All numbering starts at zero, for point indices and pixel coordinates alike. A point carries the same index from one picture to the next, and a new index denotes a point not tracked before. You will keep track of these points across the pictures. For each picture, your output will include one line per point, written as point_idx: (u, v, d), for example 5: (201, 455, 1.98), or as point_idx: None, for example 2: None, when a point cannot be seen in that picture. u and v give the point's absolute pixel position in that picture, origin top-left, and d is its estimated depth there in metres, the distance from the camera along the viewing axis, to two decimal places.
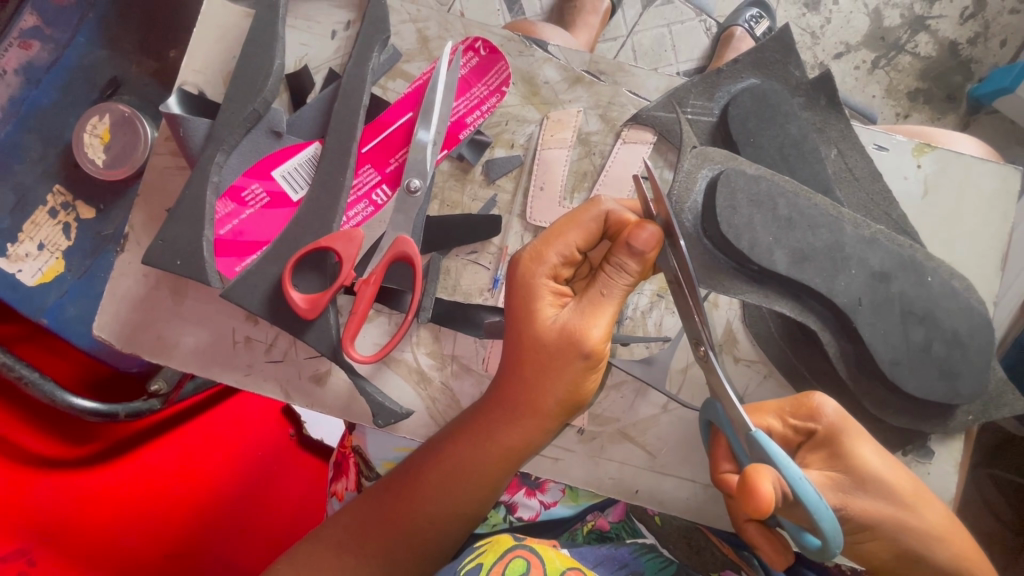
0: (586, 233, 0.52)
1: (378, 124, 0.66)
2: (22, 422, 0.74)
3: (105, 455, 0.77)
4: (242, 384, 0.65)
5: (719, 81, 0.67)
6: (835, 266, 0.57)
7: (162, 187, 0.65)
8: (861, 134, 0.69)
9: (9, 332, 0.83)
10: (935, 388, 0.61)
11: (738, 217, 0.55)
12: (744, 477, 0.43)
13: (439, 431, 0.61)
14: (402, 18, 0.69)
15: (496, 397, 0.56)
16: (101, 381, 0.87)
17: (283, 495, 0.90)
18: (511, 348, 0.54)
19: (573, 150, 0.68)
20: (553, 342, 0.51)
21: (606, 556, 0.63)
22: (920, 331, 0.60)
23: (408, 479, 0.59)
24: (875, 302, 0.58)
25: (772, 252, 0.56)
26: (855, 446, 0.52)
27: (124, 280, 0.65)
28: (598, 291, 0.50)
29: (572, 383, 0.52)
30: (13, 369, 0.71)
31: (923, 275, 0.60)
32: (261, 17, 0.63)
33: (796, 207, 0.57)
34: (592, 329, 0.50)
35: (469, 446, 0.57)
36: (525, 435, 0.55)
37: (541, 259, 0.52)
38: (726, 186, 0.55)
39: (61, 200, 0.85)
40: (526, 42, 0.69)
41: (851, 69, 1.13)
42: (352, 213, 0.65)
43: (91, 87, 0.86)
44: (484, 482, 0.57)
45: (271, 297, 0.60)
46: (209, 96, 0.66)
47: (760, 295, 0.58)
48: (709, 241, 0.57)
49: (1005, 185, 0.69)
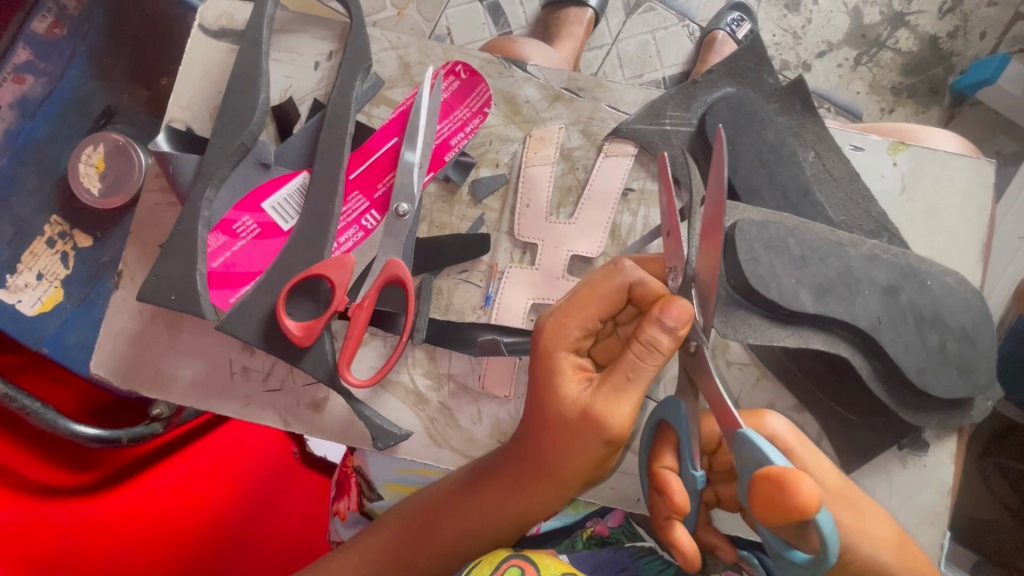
0: (608, 306, 0.51)
1: (364, 151, 0.67)
2: (23, 451, 0.75)
3: (108, 481, 0.78)
4: (241, 415, 0.66)
5: (696, 92, 0.69)
6: (850, 292, 0.58)
7: (154, 223, 0.67)
8: (838, 135, 0.70)
9: (10, 363, 0.83)
10: (936, 382, 0.61)
11: (760, 267, 0.55)
12: (783, 478, 0.42)
13: (472, 466, 0.60)
14: (383, 45, 0.71)
15: (521, 452, 0.56)
16: (102, 409, 0.87)
17: (289, 515, 0.90)
18: (534, 412, 0.54)
19: (557, 166, 0.69)
20: (576, 420, 0.50)
21: (605, 561, 0.65)
22: (936, 337, 0.61)
23: (424, 520, 0.60)
24: (890, 316, 0.59)
25: (797, 292, 0.57)
26: (812, 458, 0.55)
27: (120, 317, 0.66)
28: (623, 374, 0.49)
29: (594, 462, 0.52)
30: (14, 400, 0.71)
31: (925, 279, 0.61)
32: (244, 51, 0.65)
33: (806, 244, 0.57)
34: (614, 413, 0.49)
35: (495, 494, 0.57)
36: (545, 499, 0.55)
37: (562, 329, 0.52)
38: (743, 241, 0.55)
39: (58, 229, 0.86)
40: (505, 63, 0.71)
41: (833, 67, 1.14)
42: (342, 239, 0.66)
43: (85, 116, 0.88)
44: (505, 535, 0.57)
45: (267, 327, 0.61)
46: (197, 132, 0.68)
47: (797, 336, 0.58)
48: (736, 293, 0.58)
49: (982, 178, 0.70)
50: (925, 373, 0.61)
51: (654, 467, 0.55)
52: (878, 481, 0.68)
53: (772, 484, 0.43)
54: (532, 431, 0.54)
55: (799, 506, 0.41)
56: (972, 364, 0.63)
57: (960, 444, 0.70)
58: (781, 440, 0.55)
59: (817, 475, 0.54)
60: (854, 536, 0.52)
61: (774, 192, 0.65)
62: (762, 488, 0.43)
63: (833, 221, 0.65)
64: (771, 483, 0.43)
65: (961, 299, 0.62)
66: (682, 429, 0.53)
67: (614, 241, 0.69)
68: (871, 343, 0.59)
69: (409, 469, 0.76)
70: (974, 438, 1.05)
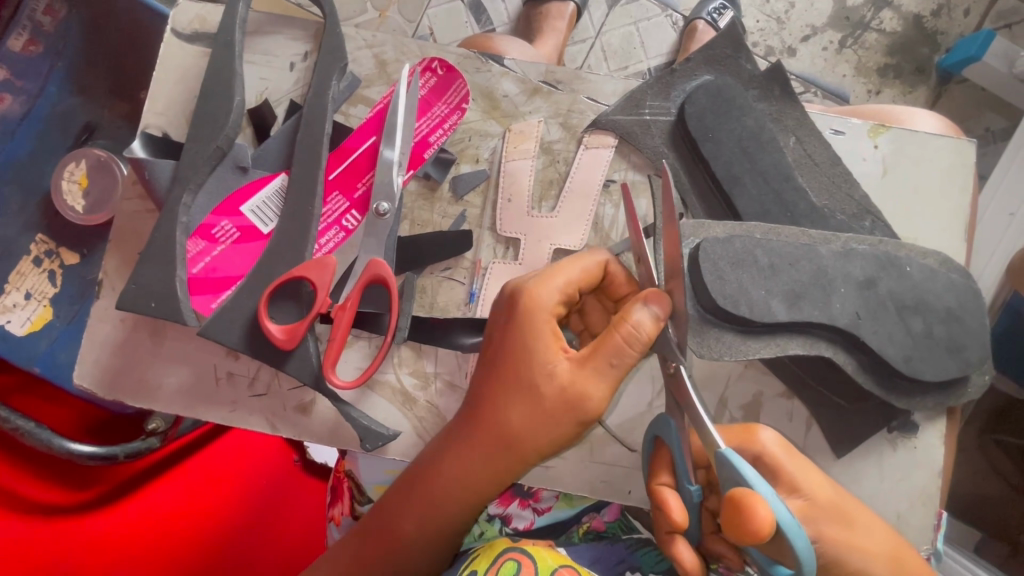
0: (587, 277, 0.55)
1: (342, 151, 0.66)
2: (21, 471, 0.75)
3: (106, 499, 0.78)
4: (228, 420, 0.65)
5: (674, 80, 0.68)
6: (825, 293, 0.59)
7: (133, 231, 0.66)
8: (817, 120, 0.70)
9: (7, 383, 0.84)
10: (925, 366, 0.62)
11: (727, 285, 0.56)
12: (740, 502, 0.43)
13: (433, 442, 0.60)
14: (358, 44, 0.70)
15: (477, 413, 0.56)
16: (100, 425, 0.87)
17: (292, 523, 0.89)
18: (503, 380, 0.54)
19: (537, 159, 0.69)
20: (548, 388, 0.53)
21: (603, 554, 0.65)
22: (919, 321, 0.61)
23: (383, 518, 0.59)
24: (870, 309, 0.60)
25: (769, 302, 0.57)
26: (805, 473, 0.54)
27: (103, 326, 0.65)
28: (607, 353, 0.51)
29: (561, 440, 0.54)
30: (8, 422, 0.72)
31: (904, 266, 0.62)
32: (217, 55, 0.64)
33: (773, 253, 0.58)
34: (591, 392, 0.52)
35: (454, 463, 0.56)
36: (505, 471, 0.56)
37: (547, 297, 0.53)
38: (707, 260, 0.56)
39: (44, 248, 0.85)
40: (482, 58, 0.70)
41: (818, 51, 1.14)
42: (324, 240, 0.65)
43: (66, 133, 0.88)
44: (453, 511, 0.57)
45: (251, 330, 0.61)
46: (173, 137, 0.67)
47: (774, 345, 0.59)
48: (709, 314, 0.58)
49: (962, 158, 0.70)
50: (911, 360, 0.61)
51: (651, 485, 0.55)
52: (869, 464, 0.68)
53: (730, 507, 0.44)
54: (499, 401, 0.54)
55: (755, 530, 0.42)
56: (963, 343, 0.63)
57: (951, 424, 0.70)
58: (771, 457, 0.53)
59: (808, 490, 0.53)
60: (842, 550, 0.52)
61: (755, 178, 0.65)
62: (725, 512, 0.44)
63: (815, 205, 0.65)
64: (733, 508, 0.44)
65: (944, 279, 0.62)
66: (675, 444, 0.54)
67: (598, 233, 0.69)
68: (851, 326, 0.59)
69: (398, 471, 0.74)
70: (971, 417, 1.04)
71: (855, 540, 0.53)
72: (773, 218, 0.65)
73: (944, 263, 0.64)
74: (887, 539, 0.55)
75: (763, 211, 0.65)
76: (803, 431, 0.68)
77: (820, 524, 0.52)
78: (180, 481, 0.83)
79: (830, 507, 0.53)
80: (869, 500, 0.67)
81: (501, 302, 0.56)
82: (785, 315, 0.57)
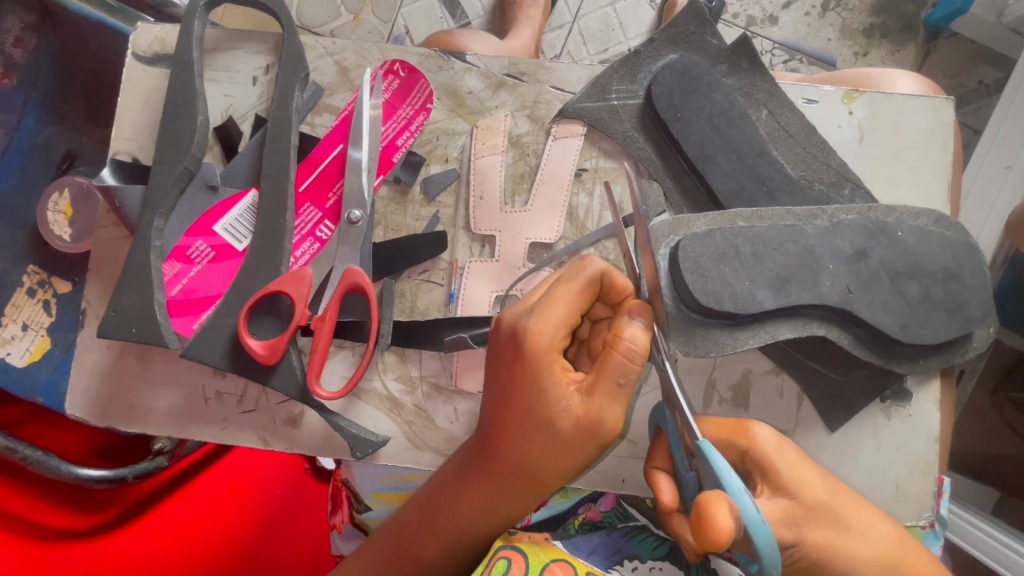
0: (588, 300, 0.50)
1: (310, 162, 0.66)
2: (32, 496, 0.75)
3: (118, 518, 0.77)
4: (220, 438, 0.67)
5: (640, 62, 0.68)
6: (807, 273, 0.58)
7: (111, 258, 0.68)
8: (790, 90, 0.68)
9: (11, 415, 0.83)
10: (925, 330, 0.61)
11: (710, 281, 0.56)
12: (704, 502, 0.41)
13: (449, 464, 0.59)
14: (319, 53, 0.70)
15: (493, 445, 0.54)
16: (110, 447, 0.86)
17: (306, 529, 0.89)
18: (513, 417, 0.52)
19: (507, 154, 0.68)
20: (562, 424, 0.50)
21: (599, 544, 0.63)
22: (913, 286, 0.60)
23: (394, 537, 0.60)
24: (862, 281, 0.59)
25: (754, 292, 0.57)
26: (793, 467, 0.51)
27: (90, 355, 0.67)
28: (616, 381, 0.48)
29: (580, 462, 0.53)
30: (15, 451, 0.72)
31: (895, 231, 0.60)
32: (176, 76, 0.64)
33: (756, 240, 0.57)
34: (607, 416, 0.50)
35: (476, 492, 0.56)
36: (524, 499, 0.56)
37: (548, 332, 0.49)
38: (687, 259, 0.56)
39: (37, 278, 0.85)
40: (444, 56, 0.69)
41: (801, 16, 1.11)
42: (299, 252, 0.65)
43: (48, 162, 0.87)
44: (480, 535, 0.58)
45: (232, 350, 0.61)
46: (142, 162, 0.68)
47: (763, 334, 0.59)
48: (695, 313, 0.58)
49: (940, 116, 0.69)
50: (909, 327, 0.61)
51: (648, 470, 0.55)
52: (864, 436, 0.67)
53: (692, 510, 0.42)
54: (511, 437, 0.52)
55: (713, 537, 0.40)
56: (964, 303, 0.61)
57: (949, 389, 0.69)
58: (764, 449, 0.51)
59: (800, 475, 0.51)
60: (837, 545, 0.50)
61: (728, 156, 0.64)
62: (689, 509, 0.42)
63: (791, 177, 0.64)
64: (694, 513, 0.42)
65: (929, 241, 0.61)
66: (671, 431, 0.53)
67: (573, 223, 0.69)
68: (833, 302, 0.58)
69: (394, 477, 0.76)
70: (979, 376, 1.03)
71: (857, 541, 0.51)
72: (749, 194, 0.64)
73: (939, 221, 0.63)
74: (889, 542, 0.53)
75: (738, 187, 0.64)
76: (794, 407, 0.68)
77: (815, 521, 0.50)
78: (193, 496, 0.82)
79: (823, 509, 0.51)
80: (865, 471, 0.67)
81: (500, 337, 0.52)
82: (771, 303, 0.57)
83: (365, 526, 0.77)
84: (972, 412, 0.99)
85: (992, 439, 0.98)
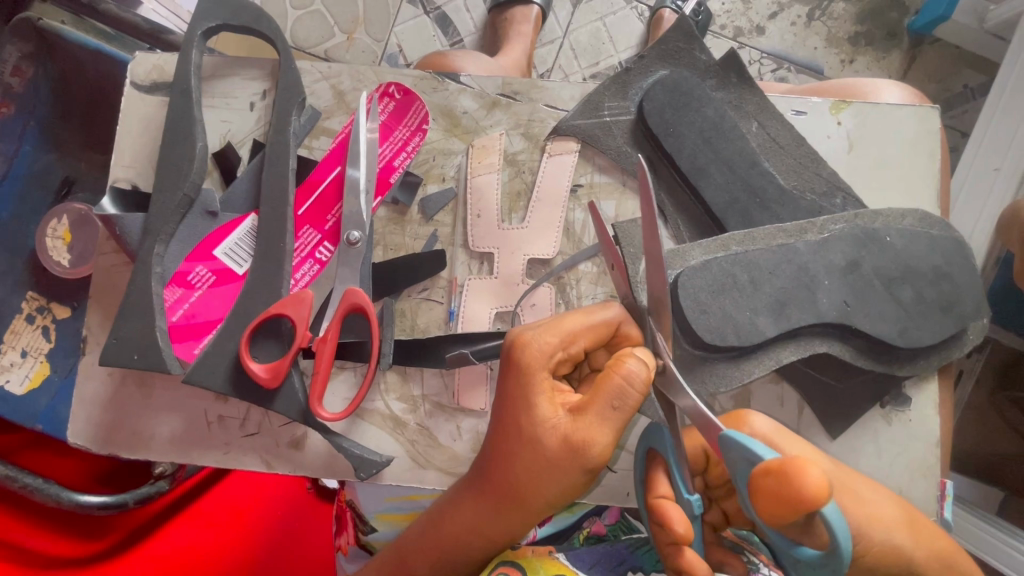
0: (594, 333, 0.51)
1: (309, 185, 0.67)
2: (32, 526, 0.74)
3: (119, 545, 0.76)
4: (224, 463, 0.67)
5: (630, 79, 0.69)
6: (807, 290, 0.59)
7: (111, 286, 0.68)
8: (779, 103, 0.70)
9: (9, 444, 0.82)
10: (920, 332, 0.62)
11: (711, 316, 0.57)
12: (785, 467, 0.40)
13: (458, 485, 0.59)
14: (315, 77, 0.71)
15: (491, 472, 0.54)
16: (110, 474, 0.85)
17: (311, 550, 0.89)
18: (505, 435, 0.52)
19: (503, 172, 0.69)
20: (550, 445, 0.50)
21: (604, 555, 0.62)
22: (907, 290, 0.61)
23: (398, 560, 0.59)
24: (855, 292, 0.60)
25: (753, 318, 0.57)
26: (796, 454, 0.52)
27: (91, 382, 0.67)
28: (608, 404, 0.48)
29: (568, 488, 0.51)
30: (16, 480, 0.72)
31: (884, 237, 0.61)
32: (176, 104, 0.65)
33: (750, 265, 0.58)
34: (595, 439, 0.48)
35: (475, 512, 0.55)
36: (511, 527, 0.54)
37: (546, 351, 0.50)
38: (682, 289, 0.56)
39: (35, 305, 0.85)
40: (438, 77, 0.71)
41: (787, 26, 1.13)
42: (299, 275, 0.66)
43: (46, 190, 0.88)
44: (475, 558, 0.57)
45: (235, 373, 0.61)
46: (142, 189, 0.69)
47: (769, 360, 0.60)
48: (699, 350, 0.59)
49: (926, 126, 0.70)
50: (906, 331, 0.61)
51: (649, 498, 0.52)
52: (865, 442, 0.68)
53: (775, 479, 0.40)
54: (502, 456, 0.52)
55: (810, 495, 0.38)
56: (957, 302, 0.62)
57: (948, 391, 0.69)
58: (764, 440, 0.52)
59: None
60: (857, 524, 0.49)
61: (721, 169, 0.65)
62: (763, 483, 0.41)
63: (784, 188, 0.65)
64: (778, 480, 0.40)
65: (922, 247, 0.62)
66: (670, 452, 0.52)
67: (569, 238, 0.70)
68: (828, 312, 0.59)
69: (398, 496, 0.76)
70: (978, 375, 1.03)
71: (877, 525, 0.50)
72: (743, 205, 0.65)
73: (923, 220, 0.65)
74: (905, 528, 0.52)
75: (732, 199, 0.65)
76: (795, 415, 0.68)
77: None
78: (195, 520, 0.82)
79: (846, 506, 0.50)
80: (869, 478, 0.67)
81: (503, 355, 0.54)
82: (760, 322, 0.58)
83: (370, 547, 0.76)
84: (974, 412, 0.99)
85: (994, 441, 0.98)
